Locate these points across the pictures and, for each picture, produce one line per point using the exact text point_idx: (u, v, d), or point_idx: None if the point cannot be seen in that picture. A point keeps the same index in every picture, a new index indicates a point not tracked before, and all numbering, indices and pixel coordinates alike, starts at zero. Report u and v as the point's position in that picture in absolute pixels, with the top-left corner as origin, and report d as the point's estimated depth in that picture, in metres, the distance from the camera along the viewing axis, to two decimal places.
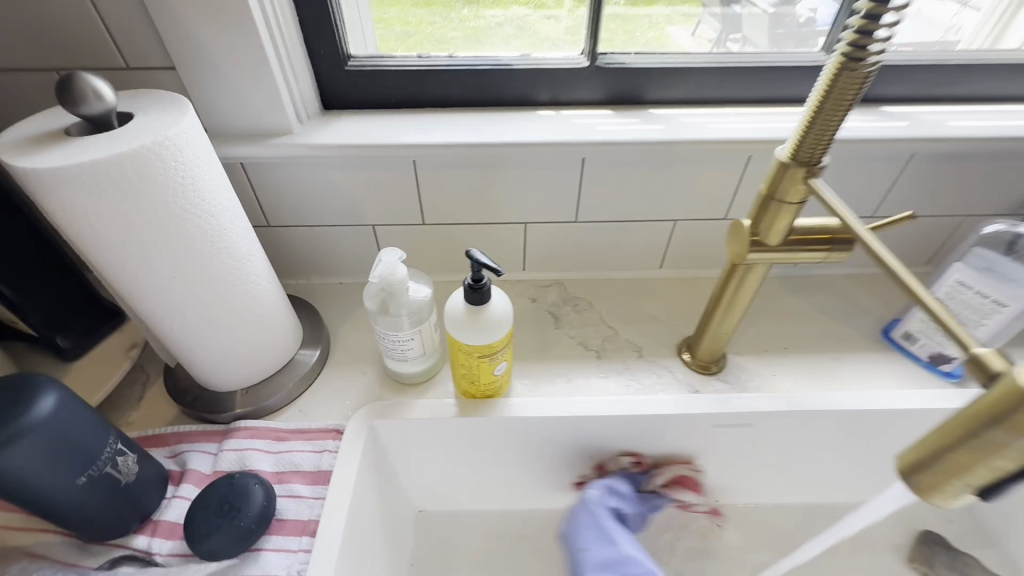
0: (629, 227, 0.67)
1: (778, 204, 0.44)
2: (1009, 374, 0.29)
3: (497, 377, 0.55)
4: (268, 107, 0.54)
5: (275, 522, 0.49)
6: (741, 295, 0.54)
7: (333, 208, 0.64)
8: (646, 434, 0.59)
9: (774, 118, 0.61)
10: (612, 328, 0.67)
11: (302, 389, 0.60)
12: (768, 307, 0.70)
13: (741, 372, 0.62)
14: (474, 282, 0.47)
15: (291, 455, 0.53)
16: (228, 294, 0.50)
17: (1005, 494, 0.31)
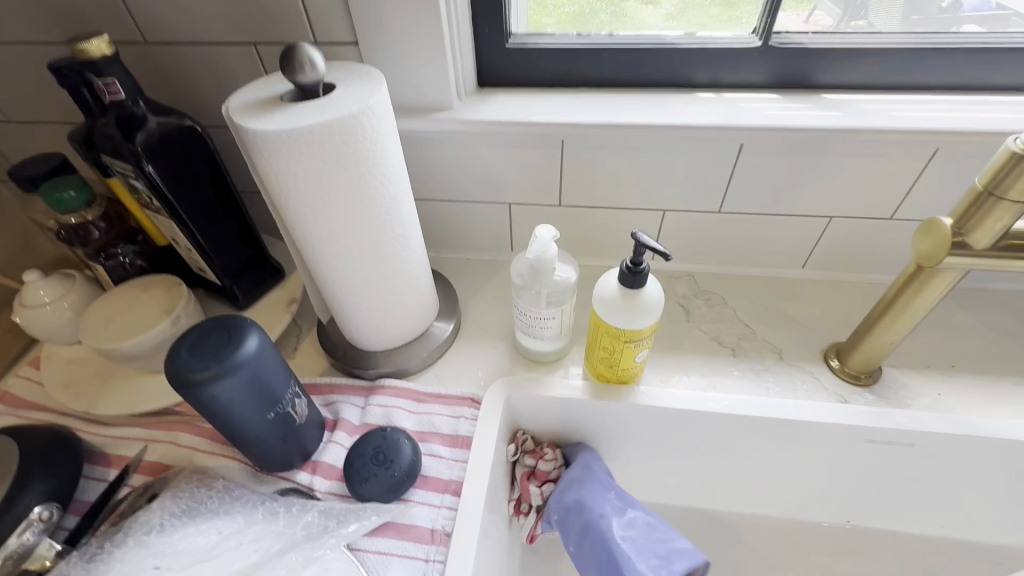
0: (777, 222, 0.63)
1: (998, 202, 0.40)
2: None
3: (635, 364, 0.54)
4: (433, 83, 0.56)
5: (419, 477, 0.51)
6: (918, 306, 0.49)
7: (475, 184, 0.65)
8: (787, 440, 0.55)
9: (972, 109, 0.54)
10: (749, 326, 0.64)
11: (437, 356, 0.63)
12: (930, 319, 0.63)
13: (900, 386, 0.57)
14: (634, 264, 0.46)
15: (431, 417, 0.56)
16: (389, 259, 0.53)
17: None
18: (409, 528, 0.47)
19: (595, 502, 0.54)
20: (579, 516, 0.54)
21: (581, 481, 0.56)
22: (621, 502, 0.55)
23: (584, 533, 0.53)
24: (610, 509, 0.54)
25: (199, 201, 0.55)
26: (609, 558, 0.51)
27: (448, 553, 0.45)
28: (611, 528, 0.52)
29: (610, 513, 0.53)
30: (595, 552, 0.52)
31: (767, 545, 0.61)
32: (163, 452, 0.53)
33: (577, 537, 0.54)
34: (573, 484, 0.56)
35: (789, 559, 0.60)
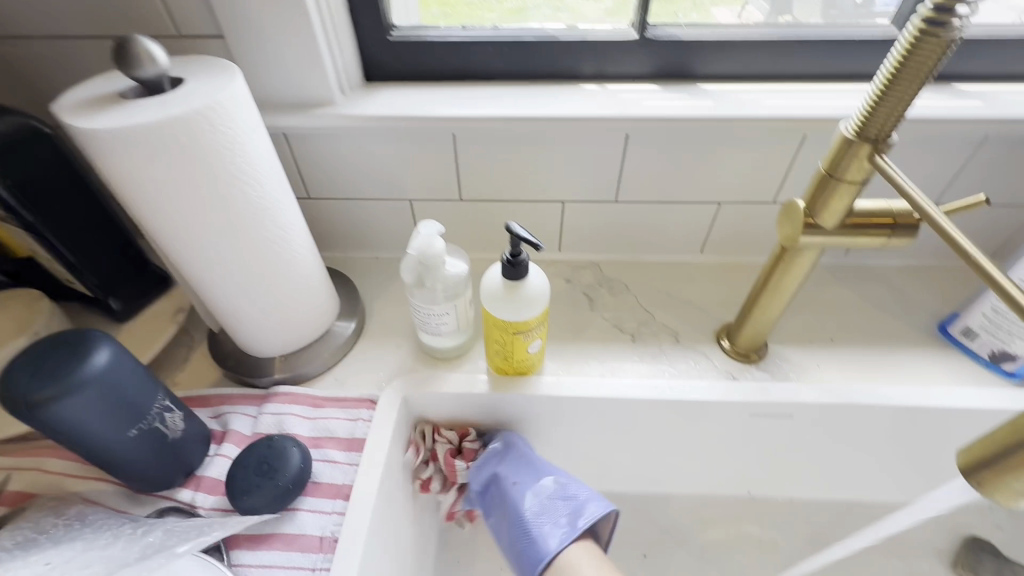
0: (670, 209, 0.65)
1: (838, 183, 0.42)
2: None
3: (530, 355, 0.54)
4: (312, 77, 0.54)
5: (311, 484, 0.50)
6: (788, 283, 0.52)
7: (371, 180, 0.64)
8: (681, 420, 0.57)
9: (833, 96, 0.57)
10: (648, 312, 0.66)
11: (338, 358, 0.61)
12: (814, 296, 0.67)
13: (783, 361, 0.60)
14: (512, 256, 0.46)
15: (326, 422, 0.55)
16: (269, 262, 0.50)
17: None
18: (296, 538, 0.46)
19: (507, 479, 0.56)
20: (495, 491, 0.57)
21: (502, 457, 0.58)
22: (536, 469, 0.57)
23: (497, 505, 0.57)
24: (515, 485, 0.56)
25: (55, 208, 0.51)
26: (522, 529, 0.54)
27: (334, 560, 0.44)
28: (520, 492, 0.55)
29: (522, 480, 0.56)
30: (509, 521, 0.56)
31: (671, 521, 0.64)
32: (30, 480, 0.49)
33: (493, 506, 0.58)
34: (491, 461, 0.58)
35: (692, 533, 0.63)
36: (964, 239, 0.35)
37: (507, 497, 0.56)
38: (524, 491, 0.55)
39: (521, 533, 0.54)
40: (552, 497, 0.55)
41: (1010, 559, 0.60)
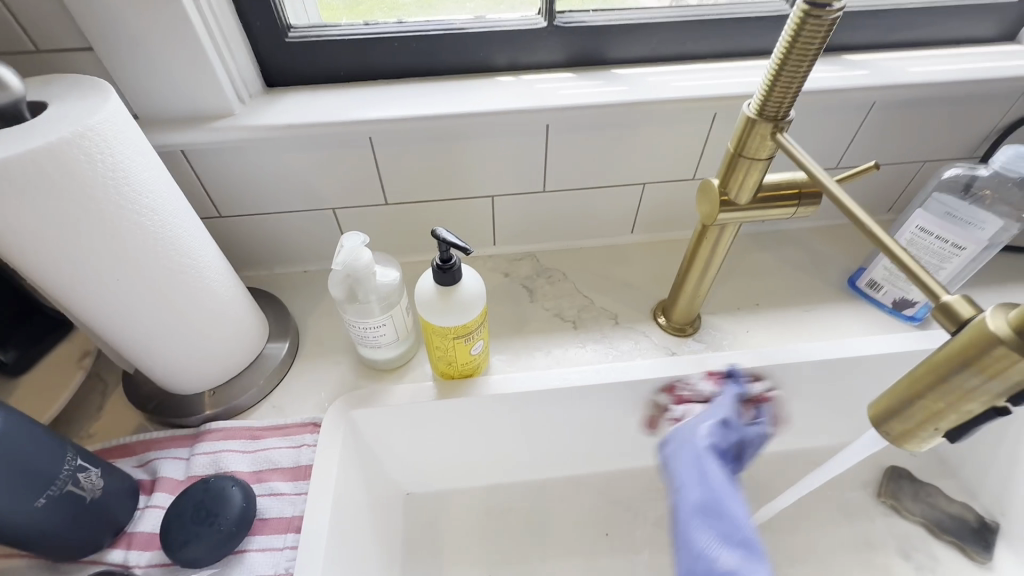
0: (598, 194, 0.67)
1: (747, 161, 0.44)
2: (978, 318, 0.27)
3: (474, 356, 0.54)
4: (203, 88, 0.50)
5: (257, 522, 0.47)
6: (713, 259, 0.54)
7: (289, 192, 0.60)
8: (629, 399, 0.59)
9: (737, 73, 0.60)
10: (587, 297, 0.67)
11: (274, 383, 0.58)
12: (740, 264, 0.71)
13: (715, 331, 0.63)
14: (443, 262, 0.45)
15: (267, 453, 0.52)
16: (180, 295, 0.46)
17: (975, 435, 0.29)
18: None
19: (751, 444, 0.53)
20: (693, 459, 0.52)
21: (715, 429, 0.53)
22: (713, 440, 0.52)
23: (684, 488, 0.51)
24: (709, 468, 0.50)
25: None
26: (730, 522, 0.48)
27: None
28: (694, 502, 0.49)
29: (714, 471, 0.50)
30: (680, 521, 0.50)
31: (627, 494, 0.67)
32: None
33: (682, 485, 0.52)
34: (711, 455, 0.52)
35: (650, 503, 0.66)
36: (859, 207, 0.37)
37: (694, 465, 0.52)
38: (717, 472, 0.50)
39: (694, 540, 0.47)
40: (726, 517, 0.48)
41: (923, 481, 0.67)
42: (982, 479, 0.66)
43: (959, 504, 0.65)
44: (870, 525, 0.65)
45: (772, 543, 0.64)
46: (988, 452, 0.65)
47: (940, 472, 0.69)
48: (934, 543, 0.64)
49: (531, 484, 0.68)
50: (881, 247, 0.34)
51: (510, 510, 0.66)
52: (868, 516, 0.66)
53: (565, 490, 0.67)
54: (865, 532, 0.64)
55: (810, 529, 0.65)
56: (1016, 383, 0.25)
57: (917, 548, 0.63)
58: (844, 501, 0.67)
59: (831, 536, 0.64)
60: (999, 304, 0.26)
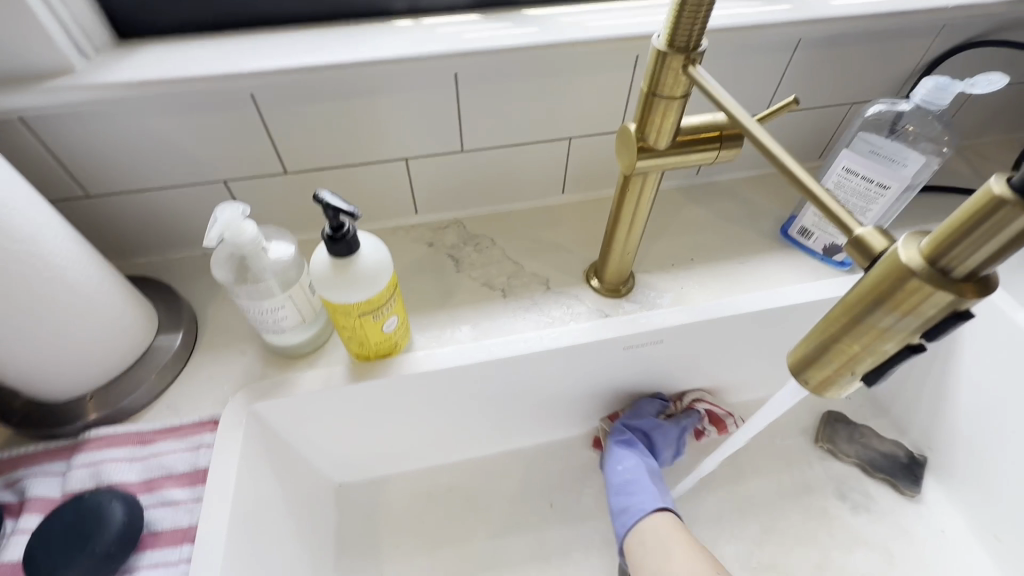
0: (522, 152, 0.62)
1: (661, 101, 0.40)
2: (889, 249, 0.24)
3: (389, 334, 0.49)
4: (30, 39, 0.42)
5: (148, 536, 0.42)
6: (638, 213, 0.51)
7: (166, 164, 0.53)
8: (562, 366, 0.56)
9: (657, 11, 0.55)
10: (517, 263, 0.63)
11: (168, 379, 0.51)
12: (674, 219, 0.68)
13: (649, 289, 0.61)
14: (332, 232, 0.40)
15: (159, 459, 0.46)
16: (21, 285, 0.39)
17: (891, 373, 0.27)
18: None
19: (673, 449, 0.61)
20: (651, 436, 0.61)
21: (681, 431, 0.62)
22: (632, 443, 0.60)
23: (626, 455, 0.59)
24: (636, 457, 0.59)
25: None
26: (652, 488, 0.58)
27: None
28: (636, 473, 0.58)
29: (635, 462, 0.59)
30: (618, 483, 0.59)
31: (570, 462, 0.65)
32: None
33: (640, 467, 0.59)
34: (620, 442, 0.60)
35: (593, 470, 0.65)
36: (772, 141, 0.35)
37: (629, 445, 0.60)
38: (632, 458, 0.59)
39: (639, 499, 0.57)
40: (640, 484, 0.58)
41: (858, 423, 0.68)
42: (912, 416, 0.67)
43: (892, 442, 0.67)
44: (809, 470, 0.66)
45: (715, 497, 0.64)
46: (917, 389, 0.66)
47: (873, 413, 0.70)
48: (869, 482, 0.65)
49: (472, 461, 0.65)
50: (808, 196, 0.31)
51: (450, 491, 0.63)
52: (807, 461, 0.66)
53: (507, 465, 0.65)
54: (805, 479, 0.65)
55: (752, 479, 0.65)
56: (931, 317, 0.23)
57: (853, 488, 0.65)
58: (784, 449, 0.67)
59: (772, 486, 0.64)
60: (910, 233, 0.24)
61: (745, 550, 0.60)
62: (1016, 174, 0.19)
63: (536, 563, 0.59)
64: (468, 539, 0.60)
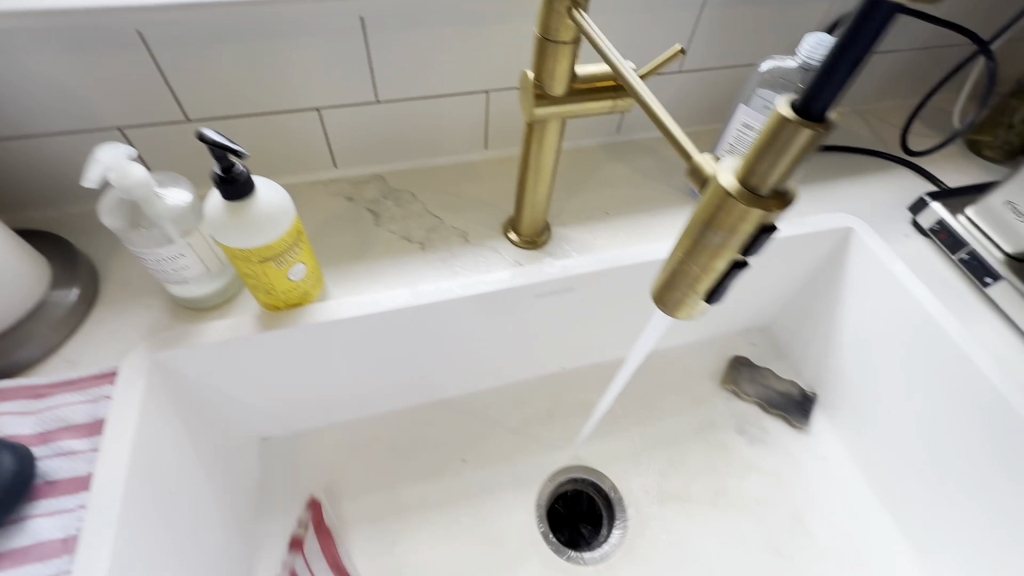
0: (440, 104, 0.62)
1: (554, 45, 0.41)
2: (714, 174, 0.26)
3: (297, 283, 0.49)
4: None
5: (45, 485, 0.41)
6: (546, 163, 0.52)
7: (51, 106, 0.50)
8: (478, 315, 0.58)
9: None
10: (437, 217, 0.63)
11: (65, 333, 0.49)
12: (594, 176, 0.70)
13: (565, 241, 0.63)
14: (223, 173, 0.40)
15: (56, 411, 0.45)
16: None
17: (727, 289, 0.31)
18: (30, 549, 0.39)
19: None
20: None
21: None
22: None
23: None
24: None
25: None
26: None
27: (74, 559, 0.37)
28: None
29: None
30: None
31: (493, 410, 0.68)
32: None
33: None
34: None
35: (515, 416, 0.68)
36: (636, 82, 0.36)
37: None
38: None
39: None
40: None
41: (759, 366, 0.74)
42: (806, 357, 0.73)
43: (788, 382, 0.73)
44: (715, 410, 0.71)
45: (628, 437, 0.68)
46: (811, 334, 0.72)
47: (775, 357, 0.76)
48: (766, 418, 0.71)
49: (397, 412, 0.67)
50: (662, 132, 0.32)
51: (375, 441, 0.65)
52: (713, 403, 0.72)
53: (432, 415, 0.67)
54: (710, 417, 0.70)
55: (663, 420, 0.70)
56: (749, 232, 0.26)
57: (752, 424, 0.71)
58: (693, 392, 0.72)
59: (681, 424, 0.70)
60: (731, 158, 0.26)
61: (653, 482, 0.65)
62: (797, 95, 0.22)
63: (458, 503, 0.62)
64: (392, 484, 0.62)
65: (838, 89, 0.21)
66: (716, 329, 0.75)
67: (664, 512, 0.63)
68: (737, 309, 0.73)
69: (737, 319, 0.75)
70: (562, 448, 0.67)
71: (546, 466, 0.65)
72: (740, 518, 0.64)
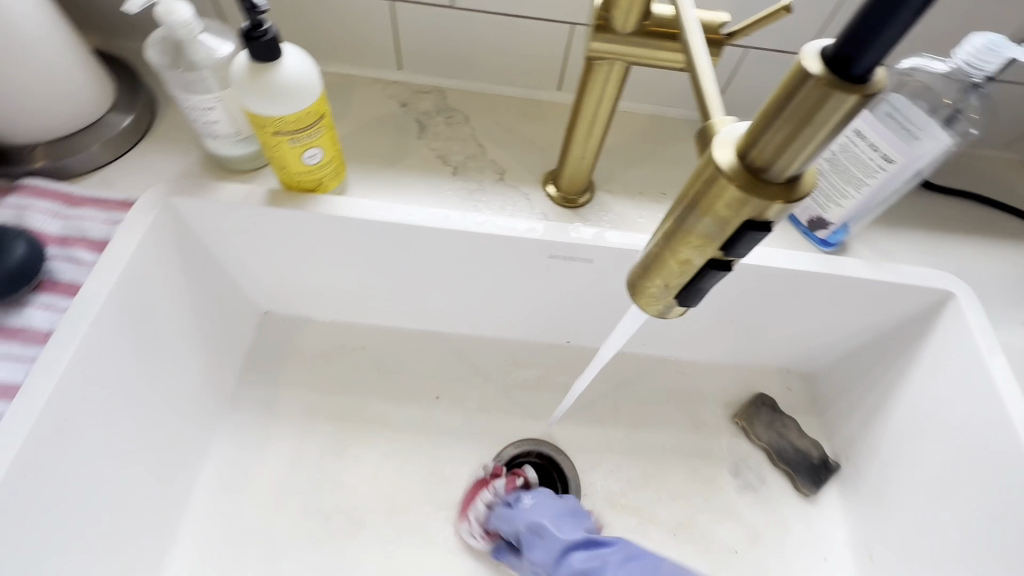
0: (519, 26, 0.56)
1: None
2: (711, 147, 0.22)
3: (313, 167, 0.48)
4: None
5: (48, 282, 0.46)
6: (598, 114, 0.46)
7: None
8: (484, 258, 0.55)
9: None
10: (482, 147, 0.60)
11: (112, 155, 0.53)
12: (667, 150, 0.62)
13: (605, 210, 0.57)
14: (252, 27, 0.39)
15: (79, 221, 0.49)
16: None
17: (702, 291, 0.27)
18: (19, 331, 0.43)
19: (535, 541, 0.52)
20: None
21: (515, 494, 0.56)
22: None
23: None
24: None
25: None
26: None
27: (43, 352, 0.42)
28: None
29: None
30: None
31: (483, 360, 0.66)
32: None
33: None
34: None
35: (502, 372, 0.66)
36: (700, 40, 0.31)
37: None
38: None
39: None
40: None
41: (784, 413, 0.65)
42: (842, 422, 0.63)
43: (810, 441, 0.63)
44: (714, 441, 0.64)
45: (609, 434, 0.64)
46: (860, 398, 0.62)
47: (808, 410, 0.66)
48: (769, 469, 0.63)
49: (392, 329, 0.67)
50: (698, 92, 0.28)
51: (362, 349, 0.65)
52: (716, 433, 0.65)
53: (423, 343, 0.66)
54: (705, 446, 0.64)
55: (653, 430, 0.64)
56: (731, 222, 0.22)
57: (750, 469, 0.63)
58: (698, 414, 0.65)
59: (669, 442, 0.64)
60: (732, 130, 0.22)
61: (615, 487, 0.61)
62: (829, 54, 0.18)
63: (416, 434, 0.62)
64: (363, 393, 0.63)
65: (883, 51, 0.17)
66: (749, 357, 0.67)
67: (615, 519, 0.59)
68: (780, 343, 0.64)
69: (776, 354, 0.66)
70: (537, 420, 0.64)
71: (515, 432, 0.63)
72: (694, 558, 0.58)
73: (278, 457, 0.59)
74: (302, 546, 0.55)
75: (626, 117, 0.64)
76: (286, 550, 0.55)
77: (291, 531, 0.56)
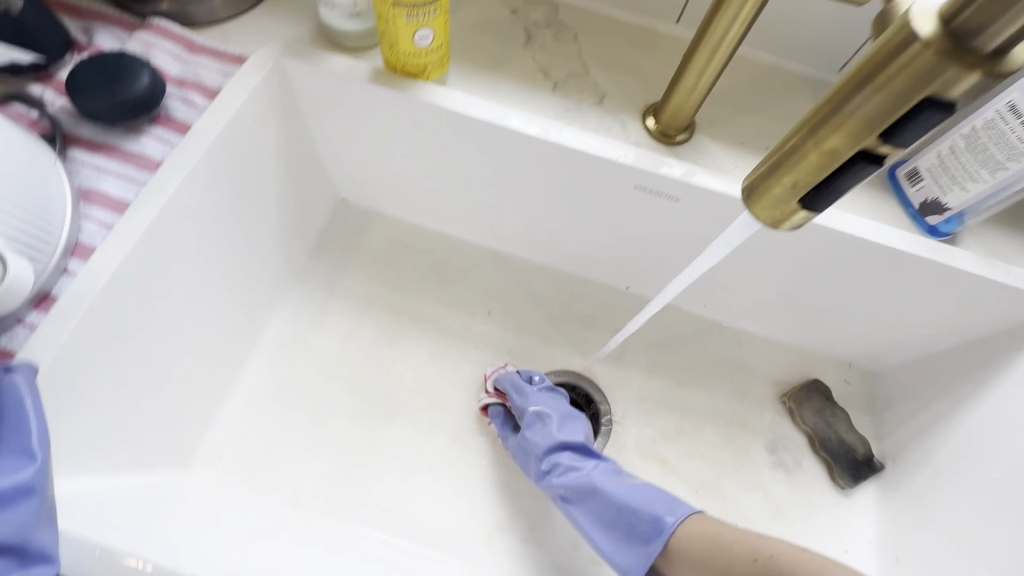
0: None
1: None
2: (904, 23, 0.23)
3: (420, 51, 0.48)
4: None
5: (164, 117, 0.48)
6: (725, 41, 0.44)
7: None
8: (568, 178, 0.54)
9: None
10: (586, 68, 0.58)
11: (232, 12, 0.54)
12: (780, 105, 0.58)
13: (701, 153, 0.54)
14: None
15: (196, 67, 0.51)
16: None
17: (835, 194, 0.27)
18: (135, 155, 0.46)
19: (537, 425, 0.55)
20: None
21: (548, 386, 0.59)
22: None
23: None
24: None
25: None
26: (643, 498, 0.49)
27: (153, 176, 0.44)
28: None
29: None
30: None
31: (539, 288, 0.66)
32: None
33: None
34: None
35: (556, 303, 0.66)
36: None
37: None
38: None
39: None
40: None
41: (836, 403, 0.62)
42: (897, 425, 0.60)
43: (858, 436, 0.61)
44: (756, 414, 0.63)
45: (651, 384, 0.63)
46: (924, 404, 0.59)
47: (862, 406, 0.63)
48: (807, 454, 0.61)
49: (458, 240, 0.67)
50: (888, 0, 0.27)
51: (426, 253, 0.67)
52: (759, 407, 0.63)
53: (485, 260, 0.67)
54: (745, 417, 0.62)
55: (695, 390, 0.63)
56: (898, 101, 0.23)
57: (786, 449, 0.61)
58: (745, 386, 0.64)
59: (709, 404, 0.63)
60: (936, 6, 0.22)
61: (646, 435, 0.61)
62: None
63: (464, 342, 0.63)
64: (420, 293, 0.65)
65: None
66: (812, 341, 0.64)
67: (640, 464, 0.60)
68: (851, 330, 0.61)
69: (842, 343, 0.63)
70: (581, 355, 0.64)
71: (559, 362, 0.64)
72: None
73: (334, 333, 0.62)
74: (344, 417, 0.58)
75: (742, 63, 0.60)
76: (328, 416, 0.58)
77: (336, 400, 0.59)
